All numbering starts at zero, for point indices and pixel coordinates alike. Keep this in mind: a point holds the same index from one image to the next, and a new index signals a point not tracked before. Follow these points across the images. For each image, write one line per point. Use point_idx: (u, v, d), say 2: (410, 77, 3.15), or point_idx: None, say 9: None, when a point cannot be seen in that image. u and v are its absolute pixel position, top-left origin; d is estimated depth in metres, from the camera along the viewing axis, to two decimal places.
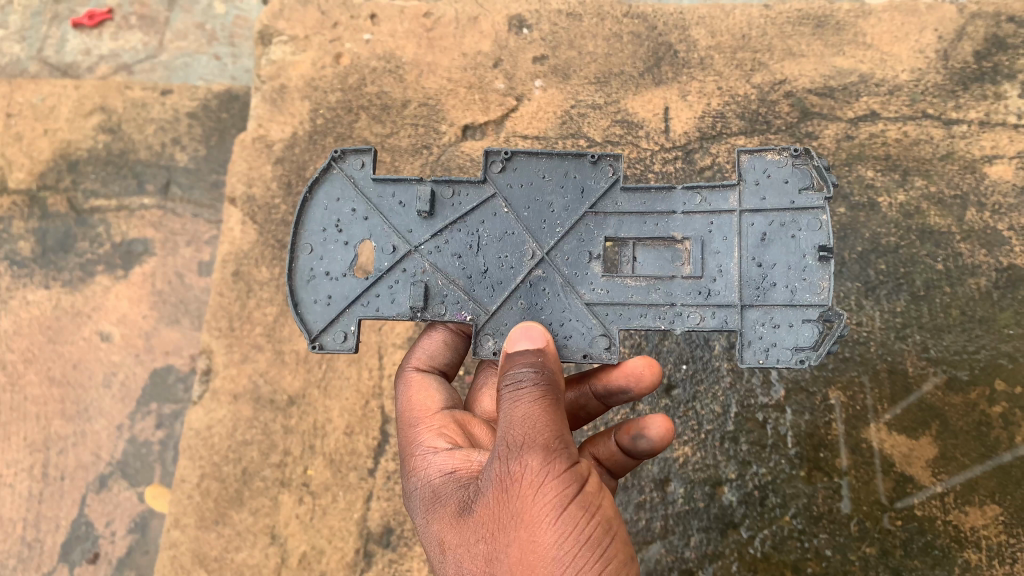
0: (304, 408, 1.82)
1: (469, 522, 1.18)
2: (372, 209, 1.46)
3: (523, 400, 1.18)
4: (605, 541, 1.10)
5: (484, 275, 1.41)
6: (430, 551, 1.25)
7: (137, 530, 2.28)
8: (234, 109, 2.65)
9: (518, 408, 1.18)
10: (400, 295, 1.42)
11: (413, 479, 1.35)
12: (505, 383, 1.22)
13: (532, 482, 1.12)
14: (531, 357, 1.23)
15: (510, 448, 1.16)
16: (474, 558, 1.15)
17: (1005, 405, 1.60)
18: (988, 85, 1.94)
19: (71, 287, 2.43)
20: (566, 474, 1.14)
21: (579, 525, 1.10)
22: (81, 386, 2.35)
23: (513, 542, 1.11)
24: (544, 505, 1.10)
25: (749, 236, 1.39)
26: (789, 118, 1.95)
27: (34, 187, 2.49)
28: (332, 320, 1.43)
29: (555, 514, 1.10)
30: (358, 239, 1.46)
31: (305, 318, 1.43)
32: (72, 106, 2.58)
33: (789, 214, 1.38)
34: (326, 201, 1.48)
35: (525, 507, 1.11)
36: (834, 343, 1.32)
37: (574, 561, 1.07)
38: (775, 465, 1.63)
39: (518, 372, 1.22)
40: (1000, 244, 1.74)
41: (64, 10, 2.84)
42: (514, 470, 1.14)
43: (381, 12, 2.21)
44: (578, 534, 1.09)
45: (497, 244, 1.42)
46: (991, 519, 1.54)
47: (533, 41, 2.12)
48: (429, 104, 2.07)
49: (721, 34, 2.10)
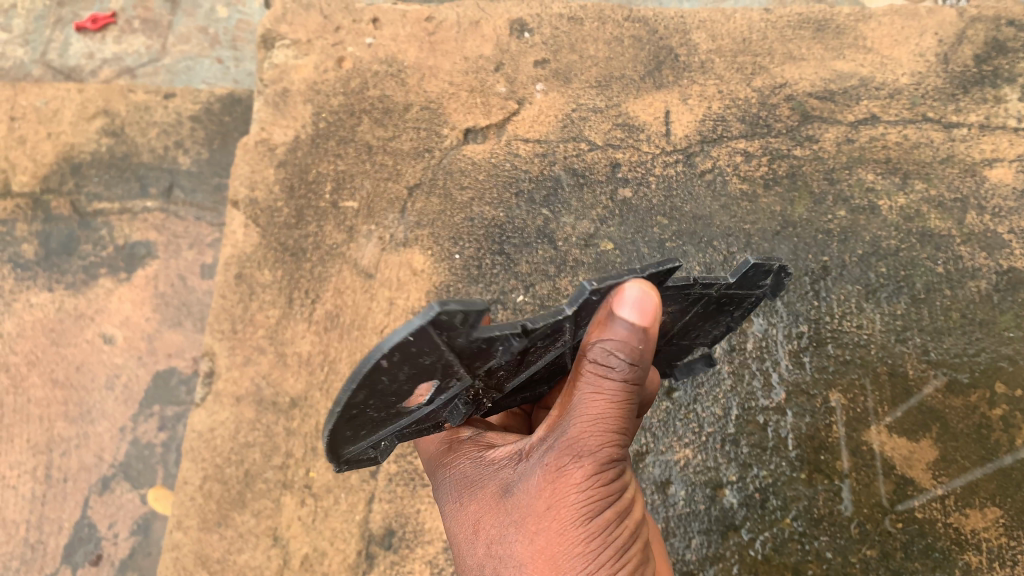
0: (306, 411, 1.83)
1: (506, 507, 1.19)
2: (456, 360, 1.05)
3: (604, 394, 1.12)
4: (628, 547, 1.16)
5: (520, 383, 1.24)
6: (455, 527, 1.26)
7: (139, 532, 2.28)
8: (236, 113, 2.66)
9: (596, 401, 1.13)
10: (444, 411, 1.19)
11: (443, 463, 1.31)
12: (587, 364, 1.13)
13: (583, 481, 1.12)
14: (625, 348, 1.10)
15: (570, 442, 1.13)
16: (505, 543, 1.17)
17: (1005, 408, 1.60)
18: (988, 88, 1.95)
19: (74, 290, 2.43)
20: (616, 477, 1.15)
21: (611, 528, 1.14)
22: (84, 388, 2.36)
23: (547, 532, 1.14)
24: (587, 504, 1.13)
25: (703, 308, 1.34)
26: (789, 121, 1.95)
27: (38, 190, 2.50)
28: (364, 441, 1.17)
29: (593, 515, 1.13)
30: (421, 378, 1.06)
31: (334, 448, 1.15)
32: (75, 110, 2.59)
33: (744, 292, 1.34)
34: (404, 357, 0.99)
35: (567, 503, 1.13)
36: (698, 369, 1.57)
37: (603, 561, 1.13)
38: (776, 467, 1.63)
39: (610, 360, 1.11)
40: (999, 247, 1.75)
41: (67, 15, 2.87)
42: (567, 466, 1.13)
43: (382, 16, 2.22)
44: (612, 536, 1.14)
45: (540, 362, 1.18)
46: (992, 522, 1.53)
47: (534, 46, 2.14)
48: (430, 108, 2.08)
49: (721, 38, 2.11)
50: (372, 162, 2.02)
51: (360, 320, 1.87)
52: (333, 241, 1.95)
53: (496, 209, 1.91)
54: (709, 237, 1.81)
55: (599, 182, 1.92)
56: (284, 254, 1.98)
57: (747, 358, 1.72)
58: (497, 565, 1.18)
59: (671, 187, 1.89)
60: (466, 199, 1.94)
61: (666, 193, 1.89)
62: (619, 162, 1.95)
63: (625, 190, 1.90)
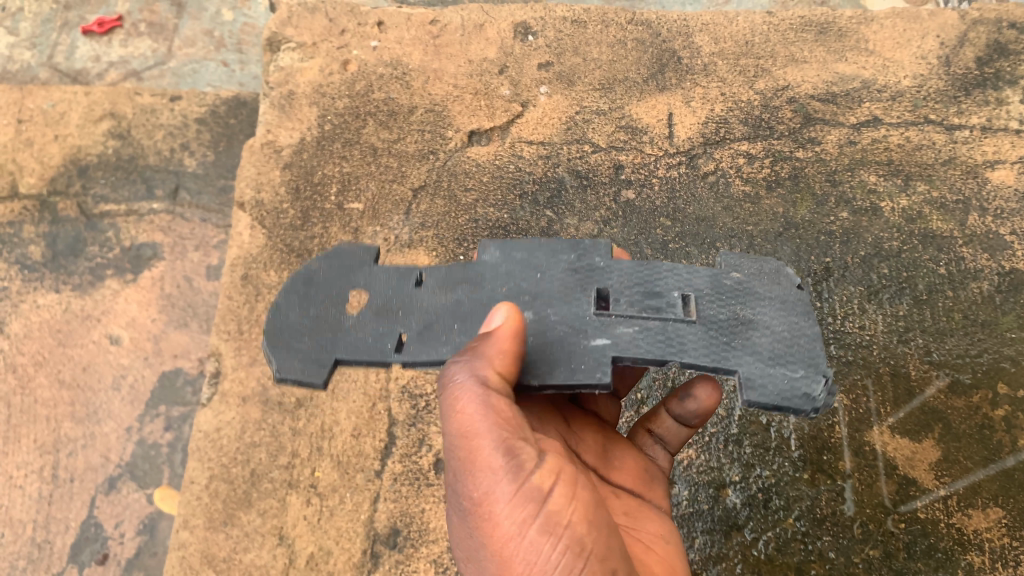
0: (312, 411, 1.85)
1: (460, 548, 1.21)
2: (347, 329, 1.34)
3: (466, 413, 1.13)
4: (575, 565, 1.04)
5: (480, 287, 1.35)
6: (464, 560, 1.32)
7: (145, 532, 2.30)
8: (242, 115, 2.69)
9: (464, 425, 1.13)
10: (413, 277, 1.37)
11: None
12: (446, 400, 1.17)
13: (486, 509, 1.09)
14: (467, 363, 1.16)
15: (462, 471, 1.13)
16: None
17: (1006, 409, 1.62)
18: (990, 90, 1.96)
19: (80, 291, 2.45)
20: (519, 495, 1.08)
21: (536, 545, 1.05)
22: (90, 388, 2.38)
23: (487, 566, 1.10)
24: (501, 531, 1.08)
25: (757, 341, 1.28)
26: (792, 123, 1.96)
27: (45, 192, 2.52)
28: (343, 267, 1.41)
29: (513, 540, 1.07)
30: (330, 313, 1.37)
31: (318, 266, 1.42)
32: (83, 112, 2.61)
33: (793, 371, 1.26)
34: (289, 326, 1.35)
35: (486, 535, 1.09)
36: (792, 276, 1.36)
37: None
38: (779, 468, 1.64)
39: (455, 384, 1.16)
40: (1002, 248, 1.75)
41: (74, 18, 2.89)
42: (469, 495, 1.12)
43: (387, 19, 2.24)
44: (543, 561, 1.05)
45: (472, 320, 1.32)
46: (994, 522, 1.54)
47: (538, 48, 2.15)
48: (435, 111, 2.09)
49: (724, 41, 2.12)
50: (377, 164, 2.04)
51: None
52: (338, 242, 1.97)
53: (500, 210, 1.93)
54: (712, 238, 1.82)
55: (602, 183, 1.93)
56: (290, 256, 1.99)
57: None
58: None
59: (674, 189, 1.90)
60: (470, 201, 1.96)
61: (669, 195, 1.90)
62: (623, 164, 1.96)
63: (628, 192, 1.91)
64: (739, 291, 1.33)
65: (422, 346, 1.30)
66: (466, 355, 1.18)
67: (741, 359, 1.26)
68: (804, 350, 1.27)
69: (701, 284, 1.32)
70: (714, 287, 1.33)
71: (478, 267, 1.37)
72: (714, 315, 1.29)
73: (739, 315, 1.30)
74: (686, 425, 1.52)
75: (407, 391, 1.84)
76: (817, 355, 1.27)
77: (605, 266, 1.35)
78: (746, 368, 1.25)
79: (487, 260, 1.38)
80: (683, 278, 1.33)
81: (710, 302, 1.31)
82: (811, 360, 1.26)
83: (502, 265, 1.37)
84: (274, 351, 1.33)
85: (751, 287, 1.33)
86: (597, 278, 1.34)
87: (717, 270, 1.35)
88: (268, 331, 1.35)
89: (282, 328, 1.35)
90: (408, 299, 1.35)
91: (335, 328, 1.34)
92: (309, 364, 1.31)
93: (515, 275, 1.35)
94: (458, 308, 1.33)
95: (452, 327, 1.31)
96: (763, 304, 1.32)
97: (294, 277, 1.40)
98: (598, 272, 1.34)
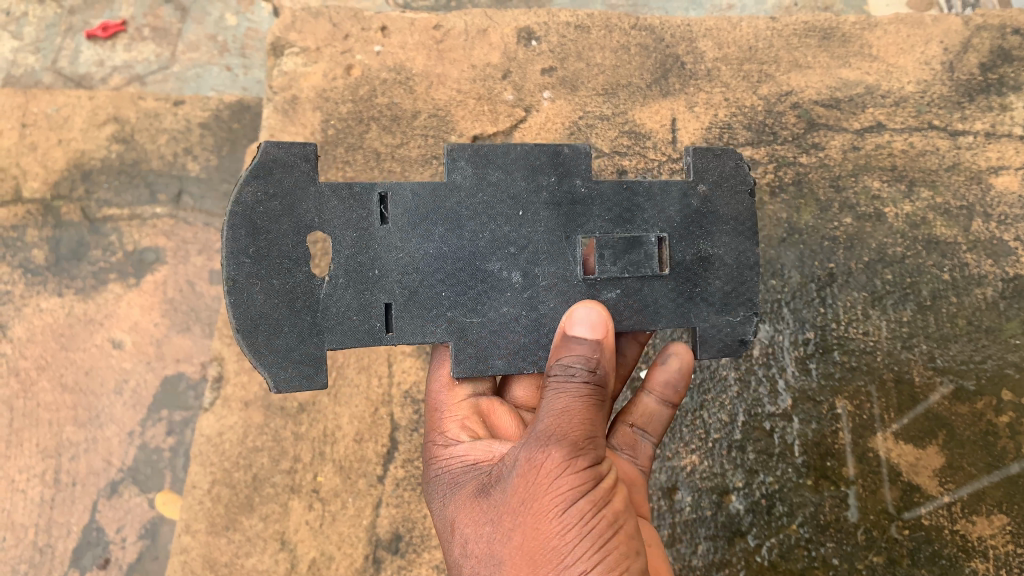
0: (314, 416, 1.84)
1: (485, 505, 1.20)
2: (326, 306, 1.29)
3: (569, 392, 1.18)
4: (608, 537, 1.11)
5: (458, 230, 1.34)
6: (441, 526, 1.29)
7: (147, 536, 2.31)
8: (245, 120, 2.70)
9: (562, 398, 1.18)
10: (380, 228, 1.32)
11: (433, 465, 1.39)
12: (554, 373, 1.21)
13: (548, 470, 1.12)
14: (589, 353, 1.21)
15: (538, 433, 1.17)
16: (481, 539, 1.17)
17: (1011, 415, 1.61)
18: (994, 96, 1.96)
19: (83, 295, 2.46)
20: (586, 470, 1.13)
21: (586, 517, 1.11)
22: (92, 393, 2.38)
23: (526, 520, 1.12)
24: (560, 489, 1.11)
25: (711, 284, 1.41)
26: (795, 129, 1.96)
27: (48, 197, 2.52)
28: (287, 208, 1.29)
29: (565, 506, 1.10)
30: (297, 290, 1.28)
31: (251, 202, 1.27)
32: (86, 116, 2.61)
33: (735, 316, 1.43)
34: (258, 310, 1.26)
35: (540, 493, 1.12)
36: (747, 174, 1.44)
37: (573, 551, 1.09)
38: (782, 474, 1.63)
39: (570, 365, 1.20)
40: (1006, 254, 1.75)
41: (78, 22, 2.88)
42: (535, 456, 1.15)
43: (391, 24, 2.23)
44: (583, 527, 1.10)
45: (458, 281, 1.34)
46: (998, 529, 1.55)
47: (541, 54, 2.16)
48: (438, 116, 2.10)
49: (727, 46, 2.12)
50: (380, 169, 2.05)
51: None
52: None
53: None
54: None
55: None
56: None
57: (754, 364, 1.71)
58: (474, 561, 1.17)
59: None
60: None
61: None
62: (626, 170, 1.97)
63: None
64: (703, 212, 1.42)
65: (411, 320, 1.32)
66: (586, 350, 1.22)
67: (698, 311, 1.41)
68: (747, 290, 1.43)
69: (672, 214, 1.41)
70: (684, 214, 1.41)
71: (452, 197, 1.35)
72: (682, 259, 1.40)
73: (701, 255, 1.41)
74: (668, 404, 1.54)
75: (409, 396, 1.84)
76: (755, 295, 1.44)
77: (587, 194, 1.38)
78: (701, 321, 1.41)
79: (460, 181, 1.35)
80: (657, 209, 1.40)
81: (679, 241, 1.40)
82: (750, 303, 1.43)
83: (478, 194, 1.36)
84: (257, 352, 1.26)
85: (715, 208, 1.42)
86: (580, 221, 1.37)
87: (687, 184, 1.42)
88: (240, 324, 1.25)
89: (255, 316, 1.27)
90: (379, 246, 1.32)
91: (313, 305, 1.29)
92: (303, 363, 1.28)
93: (495, 214, 1.36)
94: (436, 263, 1.33)
95: (439, 292, 1.33)
96: (723, 230, 1.42)
97: (238, 233, 1.26)
98: (581, 206, 1.38)
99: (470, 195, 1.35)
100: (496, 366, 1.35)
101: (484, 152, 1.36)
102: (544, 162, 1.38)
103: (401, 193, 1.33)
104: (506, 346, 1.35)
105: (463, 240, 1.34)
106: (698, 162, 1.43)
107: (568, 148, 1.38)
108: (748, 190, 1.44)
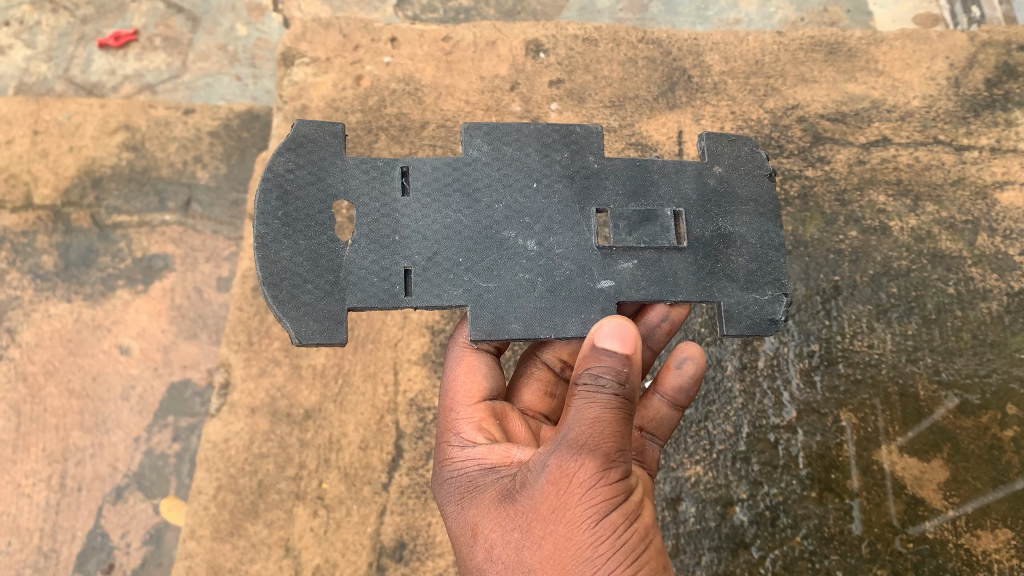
0: (320, 423, 1.85)
1: (510, 511, 1.20)
2: (350, 267, 1.30)
3: (599, 402, 1.15)
4: (638, 547, 1.14)
5: (474, 201, 1.36)
6: (457, 529, 1.28)
7: (151, 541, 2.33)
8: (254, 129, 2.74)
9: (592, 408, 1.15)
10: (400, 199, 1.35)
11: (447, 466, 1.36)
12: (583, 382, 1.18)
13: (583, 485, 1.12)
14: (619, 363, 1.17)
15: (570, 446, 1.15)
16: (509, 545, 1.18)
17: (1017, 430, 1.60)
18: (999, 112, 1.97)
19: (92, 301, 2.47)
20: (618, 484, 1.14)
21: (618, 531, 1.13)
22: (99, 398, 2.40)
23: (558, 531, 1.13)
24: (594, 504, 1.12)
25: (735, 262, 1.39)
26: (801, 142, 1.98)
27: (58, 203, 2.54)
28: (318, 177, 1.34)
29: (597, 519, 1.12)
30: (321, 250, 1.30)
31: (285, 173, 1.33)
32: (98, 124, 2.64)
33: (762, 294, 1.39)
34: (285, 267, 1.29)
35: (572, 504, 1.13)
36: (766, 163, 1.44)
37: (606, 563, 1.11)
38: (786, 486, 1.63)
39: (600, 375, 1.17)
40: (1011, 269, 1.75)
41: (90, 31, 2.93)
42: (569, 468, 1.14)
43: (401, 35, 2.26)
44: (615, 539, 1.13)
45: (474, 248, 1.33)
46: (1003, 543, 1.54)
47: (549, 66, 2.18)
48: (446, 126, 2.12)
49: (734, 60, 2.15)
50: None
51: (374, 333, 1.91)
52: None
53: None
54: None
55: None
56: None
57: (758, 376, 1.72)
58: (501, 567, 1.17)
59: None
60: None
61: None
62: None
63: None
64: (720, 192, 1.42)
65: (430, 286, 1.31)
66: (612, 363, 1.17)
67: (721, 287, 1.37)
68: (773, 269, 1.39)
69: (688, 191, 1.41)
70: (701, 193, 1.41)
71: (469, 170, 1.37)
72: (699, 235, 1.38)
73: (720, 232, 1.39)
74: (678, 407, 1.51)
75: (415, 404, 1.84)
76: (782, 274, 1.40)
77: (601, 169, 1.40)
78: (726, 296, 1.37)
79: (476, 156, 1.38)
80: (673, 185, 1.40)
81: (696, 217, 1.39)
82: (776, 282, 1.39)
83: (494, 166, 1.38)
84: (281, 307, 1.27)
85: (732, 188, 1.42)
86: (594, 194, 1.38)
87: (703, 166, 1.43)
88: (264, 278, 1.27)
89: (279, 273, 1.28)
90: (399, 215, 1.34)
91: (335, 265, 1.30)
92: (325, 320, 1.28)
93: (510, 186, 1.37)
94: (454, 232, 1.34)
95: (455, 260, 1.32)
96: (743, 210, 1.41)
97: (270, 197, 1.31)
98: (595, 179, 1.39)
99: (486, 168, 1.38)
100: (513, 329, 1.31)
101: (500, 130, 1.40)
102: (556, 139, 1.41)
103: (420, 166, 1.36)
104: (521, 312, 1.32)
105: (478, 209, 1.35)
106: (712, 146, 1.44)
107: (580, 128, 1.41)
108: (766, 176, 1.44)
